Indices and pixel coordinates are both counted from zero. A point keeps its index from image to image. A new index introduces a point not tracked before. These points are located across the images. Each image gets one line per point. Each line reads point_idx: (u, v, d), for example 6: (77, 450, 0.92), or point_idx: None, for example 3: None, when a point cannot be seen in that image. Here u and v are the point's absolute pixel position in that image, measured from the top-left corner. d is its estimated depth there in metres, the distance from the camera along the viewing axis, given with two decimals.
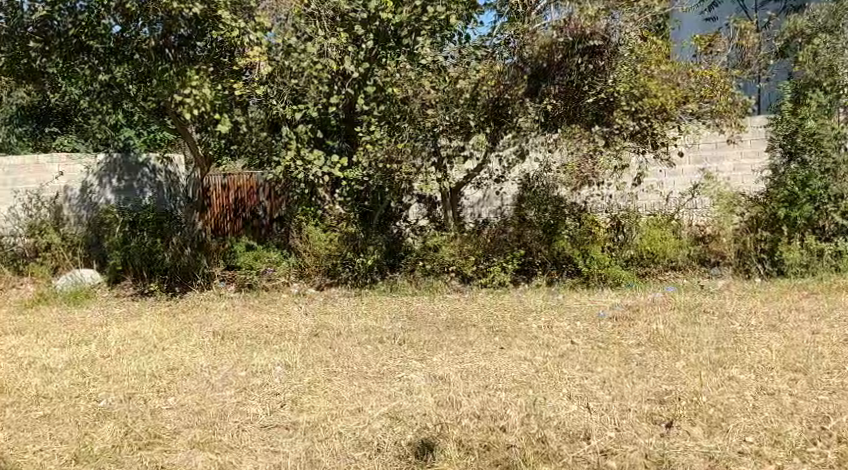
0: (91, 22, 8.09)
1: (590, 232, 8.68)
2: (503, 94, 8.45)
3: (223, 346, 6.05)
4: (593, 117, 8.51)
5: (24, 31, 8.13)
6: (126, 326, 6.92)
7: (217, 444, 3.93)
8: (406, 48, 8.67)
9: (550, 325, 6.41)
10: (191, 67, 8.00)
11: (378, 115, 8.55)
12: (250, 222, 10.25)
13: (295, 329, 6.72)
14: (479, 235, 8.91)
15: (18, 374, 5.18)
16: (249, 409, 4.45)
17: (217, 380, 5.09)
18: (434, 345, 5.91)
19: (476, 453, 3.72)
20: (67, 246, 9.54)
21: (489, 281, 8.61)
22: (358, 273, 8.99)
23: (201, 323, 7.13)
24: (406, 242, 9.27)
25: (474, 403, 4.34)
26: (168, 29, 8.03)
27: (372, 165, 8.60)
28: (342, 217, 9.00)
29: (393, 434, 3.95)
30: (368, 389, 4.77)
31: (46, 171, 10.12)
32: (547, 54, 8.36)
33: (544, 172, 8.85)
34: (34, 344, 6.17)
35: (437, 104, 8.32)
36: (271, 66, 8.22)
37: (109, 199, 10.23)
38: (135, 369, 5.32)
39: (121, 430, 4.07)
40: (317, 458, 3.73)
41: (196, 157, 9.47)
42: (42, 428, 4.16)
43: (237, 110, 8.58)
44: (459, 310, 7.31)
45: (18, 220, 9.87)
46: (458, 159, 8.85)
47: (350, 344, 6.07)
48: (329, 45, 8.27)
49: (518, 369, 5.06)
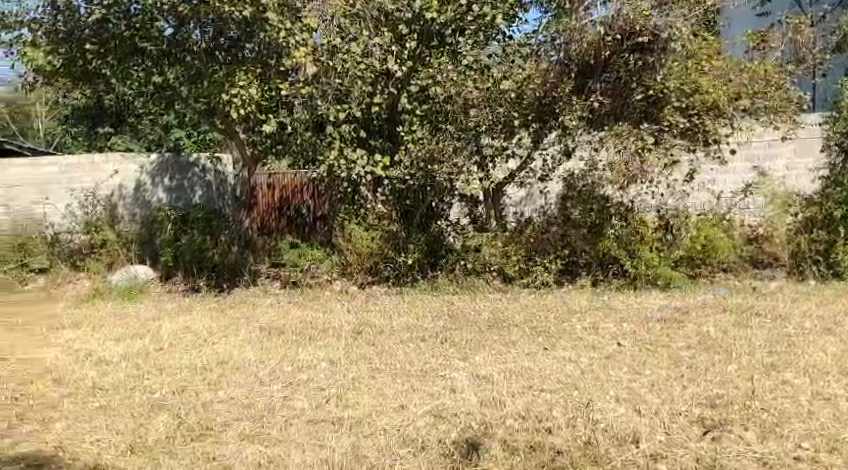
0: (145, 25, 8.24)
1: (637, 232, 8.57)
2: (549, 92, 8.32)
3: (270, 342, 6.15)
4: (642, 115, 8.41)
5: (81, 33, 8.43)
6: (177, 320, 7.08)
7: (266, 437, 3.99)
8: (450, 47, 8.63)
9: (596, 327, 6.34)
10: (239, 68, 8.23)
11: (421, 114, 8.60)
12: (295, 220, 10.41)
13: (339, 326, 6.79)
14: (521, 234, 8.80)
15: (75, 366, 5.33)
16: (296, 404, 4.51)
17: (265, 374, 5.17)
18: (476, 345, 5.89)
19: (522, 453, 3.67)
20: (122, 243, 9.84)
21: (531, 281, 8.59)
22: (400, 271, 9.03)
23: (248, 319, 7.24)
24: (446, 240, 9.19)
25: (518, 404, 4.33)
26: (219, 30, 8.22)
27: (413, 165, 8.67)
28: (384, 216, 9.09)
29: (438, 432, 3.95)
30: (412, 387, 4.79)
31: (101, 170, 10.41)
32: (593, 50, 8.26)
33: (591, 170, 8.78)
34: (91, 337, 6.35)
35: (479, 104, 8.34)
36: (316, 66, 8.46)
37: (161, 198, 10.44)
38: (187, 362, 5.45)
39: (174, 422, 4.18)
40: (363, 454, 3.70)
41: (244, 156, 9.61)
42: (98, 418, 4.27)
43: (284, 110, 8.69)
44: (501, 310, 7.28)
45: (74, 218, 10.08)
46: (500, 158, 8.83)
47: (393, 341, 6.10)
48: (375, 44, 8.44)
49: (563, 370, 5.03)
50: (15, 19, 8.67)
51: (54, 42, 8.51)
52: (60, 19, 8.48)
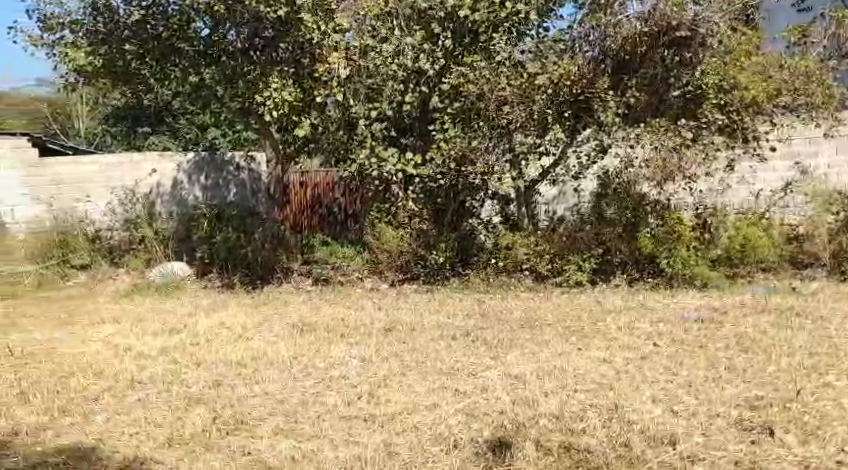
0: (183, 26, 8.37)
1: (674, 230, 8.41)
2: (585, 89, 8.17)
3: (302, 338, 6.19)
4: (679, 110, 8.35)
5: (120, 34, 8.58)
6: (212, 316, 7.17)
7: (299, 432, 4.01)
8: (483, 45, 8.58)
9: (631, 327, 6.27)
10: (274, 69, 8.34)
11: (452, 112, 8.50)
12: (326, 218, 10.76)
13: (371, 323, 6.81)
14: (553, 233, 8.71)
15: (115, 360, 5.43)
16: (328, 400, 4.52)
17: (298, 370, 5.20)
18: (508, 344, 5.86)
19: (555, 454, 3.62)
20: (160, 239, 9.86)
21: (564, 281, 8.49)
22: (431, 270, 9.00)
23: (281, 315, 7.31)
24: (478, 239, 9.09)
25: (552, 403, 4.29)
26: (254, 31, 8.31)
27: (445, 163, 8.58)
28: (414, 215, 9.06)
29: (470, 431, 3.93)
30: (443, 385, 4.78)
31: (141, 169, 10.81)
32: (630, 47, 8.15)
33: (627, 168, 8.66)
34: (130, 331, 6.47)
35: (512, 101, 8.20)
36: (349, 66, 8.40)
37: (197, 196, 10.87)
38: (222, 357, 5.52)
39: (210, 415, 4.23)
40: (395, 451, 3.71)
41: (276, 155, 9.69)
42: (137, 411, 4.34)
43: (316, 109, 8.73)
44: (533, 309, 7.23)
45: (114, 216, 10.30)
46: (533, 156, 8.71)
47: (424, 339, 6.10)
48: (406, 44, 8.46)
49: (597, 370, 4.97)
50: (54, 20, 8.77)
51: (93, 43, 8.66)
52: (100, 19, 8.61)
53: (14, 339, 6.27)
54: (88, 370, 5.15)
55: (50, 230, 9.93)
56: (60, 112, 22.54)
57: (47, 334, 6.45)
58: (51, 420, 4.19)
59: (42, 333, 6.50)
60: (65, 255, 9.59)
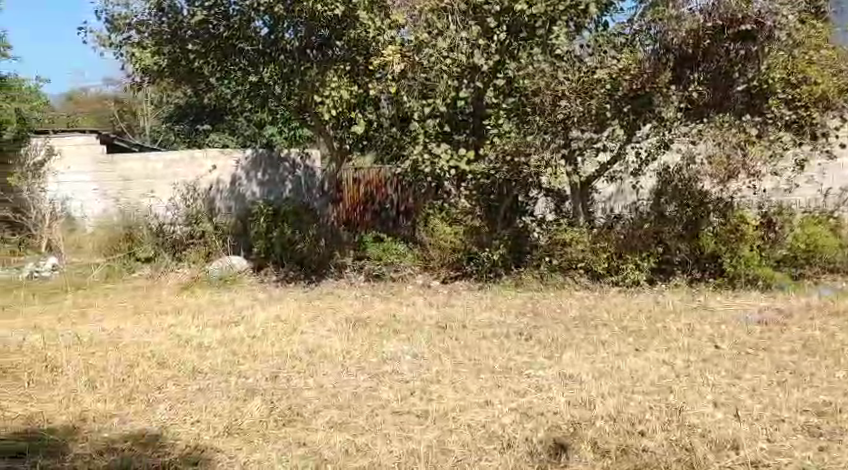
0: (243, 26, 8.53)
1: (737, 229, 8.13)
2: (647, 82, 7.97)
3: (356, 333, 6.23)
4: (744, 107, 8.16)
5: (184, 35, 8.80)
6: (269, 309, 7.29)
7: (353, 425, 4.04)
8: (540, 39, 8.36)
9: (690, 328, 6.11)
10: (332, 66, 8.45)
11: (507, 108, 8.35)
12: (379, 214, 10.73)
13: (423, 320, 6.80)
14: (610, 233, 8.50)
15: (178, 350, 5.57)
16: (380, 395, 4.53)
17: (351, 364, 5.24)
18: (563, 343, 5.78)
19: (613, 456, 3.53)
20: (219, 234, 10.07)
21: (621, 280, 8.30)
22: (483, 268, 8.93)
23: (336, 309, 7.38)
24: (531, 238, 8.96)
25: (608, 405, 4.20)
26: (310, 29, 8.40)
27: (499, 158, 8.44)
28: (468, 211, 9.02)
29: (524, 431, 3.87)
30: (496, 383, 4.74)
31: (202, 165, 11.33)
32: (694, 40, 7.97)
33: (688, 164, 8.50)
34: (190, 323, 6.63)
35: (569, 95, 8.00)
36: (404, 62, 8.20)
37: (255, 192, 11.24)
38: (280, 350, 5.61)
39: (267, 406, 4.29)
40: (448, 448, 3.68)
41: (332, 151, 9.80)
42: (197, 400, 4.43)
43: (370, 106, 8.74)
44: (589, 308, 7.11)
45: (177, 210, 10.67)
46: (589, 152, 8.74)
47: (477, 337, 6.07)
48: (462, 38, 8.24)
49: (657, 372, 4.85)
50: (123, 21, 9.03)
51: (157, 42, 8.90)
52: (165, 20, 8.81)
53: (82, 328, 6.47)
54: (151, 360, 5.28)
55: (117, 223, 10.33)
56: (125, 111, 23.31)
57: (112, 324, 6.64)
58: (117, 407, 4.30)
59: (107, 323, 6.70)
60: (131, 249, 9.96)
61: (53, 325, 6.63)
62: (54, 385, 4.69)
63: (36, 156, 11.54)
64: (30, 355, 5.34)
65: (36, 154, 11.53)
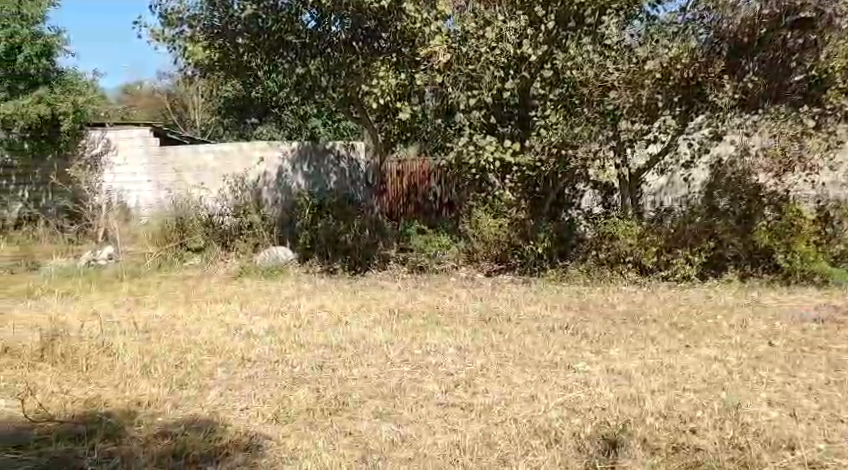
0: (291, 19, 8.61)
1: (793, 223, 7.92)
2: (699, 72, 7.91)
3: (400, 325, 6.24)
4: (801, 97, 8.01)
5: (234, 29, 8.91)
6: (314, 299, 7.38)
7: (397, 416, 4.05)
8: (590, 28, 8.25)
9: (744, 325, 5.95)
10: (376, 59, 8.46)
11: (555, 99, 8.27)
12: (422, 205, 10.93)
13: (466, 312, 6.80)
14: (661, 227, 8.35)
15: (227, 339, 5.66)
16: (425, 387, 4.53)
17: (395, 355, 5.27)
18: (611, 338, 5.70)
19: (664, 453, 3.47)
20: (266, 226, 10.16)
21: (671, 274, 8.18)
22: (527, 260, 8.89)
23: (380, 301, 7.42)
24: (578, 231, 8.82)
25: (659, 402, 4.13)
26: (356, 22, 8.44)
27: (544, 150, 8.37)
28: (512, 204, 8.88)
29: (572, 427, 3.82)
30: (542, 378, 4.70)
31: (251, 158, 11.56)
32: (748, 28, 7.93)
33: (742, 156, 8.29)
34: (239, 311, 6.76)
35: (619, 86, 7.97)
36: (449, 53, 8.17)
37: (300, 183, 11.36)
38: (324, 339, 5.67)
39: (313, 396, 4.33)
40: (494, 441, 3.65)
41: (376, 143, 9.85)
42: (247, 387, 4.50)
43: (415, 98, 8.68)
44: (637, 304, 6.99)
45: (227, 202, 10.78)
46: (640, 143, 8.51)
47: (521, 330, 6.02)
48: (509, 29, 8.04)
49: (708, 369, 4.75)
50: (175, 16, 9.15)
51: (209, 37, 9.05)
52: (216, 14, 8.89)
53: (137, 315, 6.64)
54: (202, 347, 5.39)
55: (170, 214, 10.45)
56: (176, 104, 24.01)
57: (165, 311, 6.80)
58: (171, 392, 4.40)
59: (161, 310, 6.86)
60: (183, 239, 10.13)
61: (110, 311, 6.82)
62: (112, 368, 4.81)
63: (94, 149, 12.10)
64: (89, 339, 5.49)
65: (94, 147, 12.07)
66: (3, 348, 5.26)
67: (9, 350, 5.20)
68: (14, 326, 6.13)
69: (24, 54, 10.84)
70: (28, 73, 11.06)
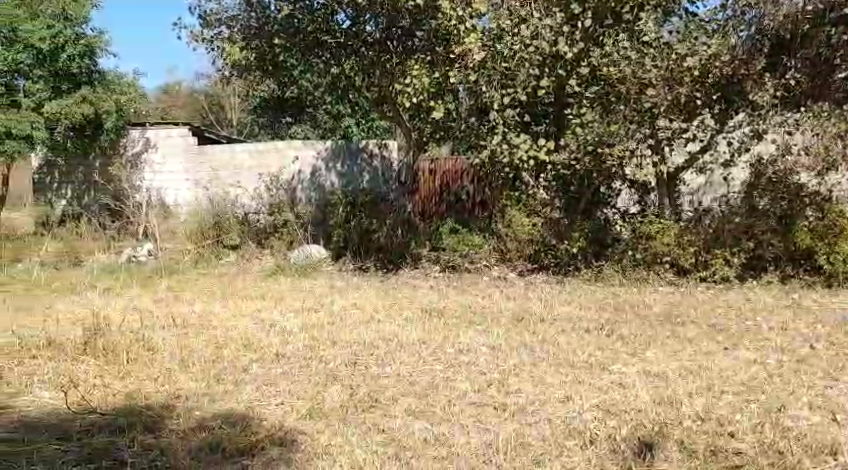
0: (327, 19, 8.65)
1: (835, 224, 7.75)
2: (739, 70, 7.81)
3: (432, 324, 6.24)
4: (844, 95, 8.04)
5: (270, 29, 8.95)
6: (347, 297, 7.42)
7: (430, 414, 4.05)
8: (626, 25, 8.16)
9: (784, 328, 5.83)
10: (411, 58, 8.50)
11: (591, 97, 8.16)
12: (454, 204, 10.77)
13: (499, 312, 6.78)
14: (699, 227, 8.25)
15: (263, 335, 5.73)
16: (458, 385, 4.53)
17: (427, 354, 5.27)
18: (647, 339, 5.62)
19: (701, 456, 3.42)
20: (300, 224, 10.25)
21: (709, 275, 8.06)
22: (561, 259, 8.84)
23: (412, 299, 7.43)
24: (613, 230, 8.71)
25: (696, 405, 4.06)
26: (391, 21, 8.46)
27: (580, 149, 8.26)
28: (546, 203, 8.88)
29: (607, 428, 3.77)
30: (576, 378, 4.66)
31: (286, 156, 11.81)
32: (791, 24, 7.91)
33: (783, 155, 8.11)
34: (273, 308, 6.83)
35: (657, 83, 7.79)
36: (484, 52, 8.26)
37: (334, 182, 11.52)
38: (357, 337, 5.70)
39: (346, 392, 4.35)
40: (527, 442, 3.63)
41: (410, 141, 9.91)
42: (281, 383, 4.54)
43: (449, 96, 8.73)
44: (673, 305, 6.89)
45: (262, 200, 10.97)
46: (678, 141, 8.38)
47: (555, 330, 5.98)
48: (545, 26, 7.97)
49: (747, 372, 4.66)
50: (214, 17, 9.34)
51: (246, 37, 9.14)
52: (253, 15, 8.98)
53: (175, 311, 6.75)
54: (238, 343, 5.46)
55: (206, 212, 10.57)
56: (213, 104, 24.44)
57: (202, 307, 6.90)
58: (208, 386, 4.46)
59: (198, 306, 6.96)
60: (219, 237, 10.27)
61: (149, 307, 6.95)
62: (151, 363, 4.89)
63: (135, 147, 12.47)
64: (129, 333, 5.60)
65: (134, 146, 12.45)
66: (47, 342, 5.38)
67: (52, 344, 5.32)
68: (58, 321, 6.28)
69: (68, 53, 11.09)
70: (72, 73, 11.31)
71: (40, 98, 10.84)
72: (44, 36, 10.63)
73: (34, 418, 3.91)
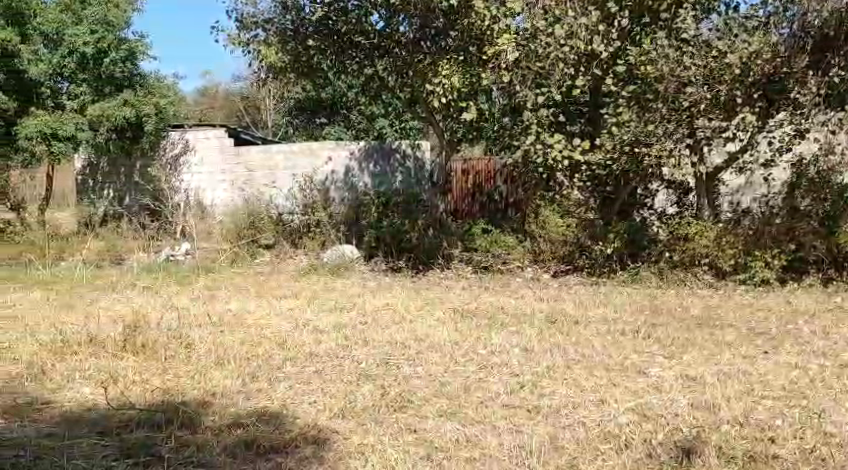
0: (361, 19, 8.74)
1: None
2: (781, 68, 7.74)
3: (464, 325, 6.21)
4: None
5: (305, 31, 9.06)
6: (380, 297, 7.43)
7: (463, 415, 4.03)
8: (665, 23, 8.07)
9: (826, 332, 5.68)
10: (444, 58, 8.43)
11: (627, 96, 7.99)
12: (486, 204, 10.83)
13: (532, 313, 6.73)
14: (738, 227, 8.11)
15: (296, 333, 5.77)
16: (490, 387, 4.50)
17: (459, 355, 5.25)
18: (684, 342, 5.53)
19: (741, 462, 3.34)
20: (333, 223, 10.35)
21: (749, 278, 7.84)
22: (596, 260, 8.69)
23: (444, 300, 7.41)
24: (651, 232, 8.62)
25: (735, 409, 3.98)
26: (425, 21, 8.47)
27: (616, 148, 8.12)
28: (581, 203, 8.87)
29: (643, 432, 3.70)
30: (611, 381, 4.60)
31: (319, 156, 11.94)
32: (836, 22, 7.54)
33: (826, 155, 8.01)
34: (307, 307, 6.87)
35: (697, 81, 7.67)
36: (519, 50, 8.07)
37: (367, 182, 11.59)
38: (389, 337, 5.71)
39: (378, 392, 4.35)
40: (561, 445, 3.58)
41: (442, 142, 9.88)
42: (315, 382, 4.56)
43: (482, 97, 8.71)
44: (712, 307, 6.76)
45: (296, 201, 11.04)
46: (718, 141, 8.26)
47: (589, 332, 5.92)
48: (580, 25, 7.88)
49: (787, 377, 4.56)
50: (251, 20, 9.37)
51: (280, 39, 9.20)
52: (289, 17, 9.05)
53: (211, 309, 6.82)
54: (273, 341, 5.50)
55: (242, 210, 10.82)
56: (250, 105, 24.76)
57: (238, 305, 6.98)
58: (244, 384, 4.50)
59: (234, 304, 7.03)
60: (255, 237, 10.37)
61: (186, 305, 7.04)
62: (189, 360, 4.96)
63: (174, 150, 12.65)
64: (167, 331, 5.68)
65: (174, 147, 12.63)
66: (88, 338, 5.48)
67: (95, 340, 5.42)
68: (99, 318, 6.40)
69: (110, 57, 11.26)
70: (114, 76, 11.46)
71: (84, 101, 11.09)
72: (88, 40, 10.99)
73: (75, 413, 3.99)
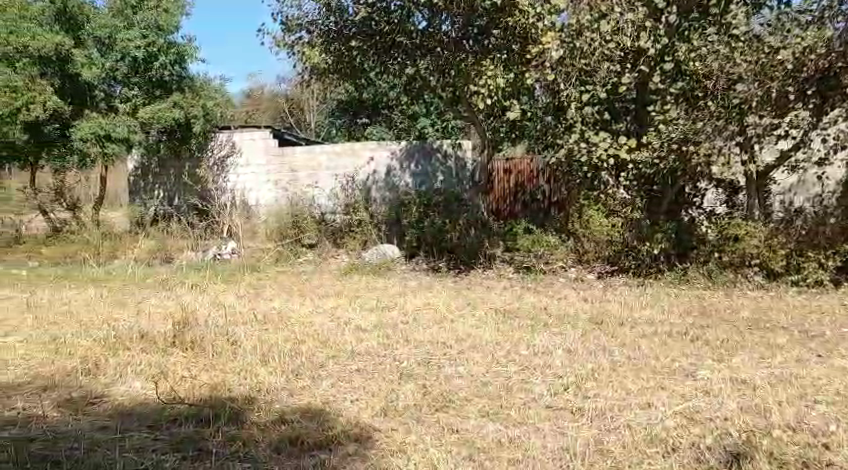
0: (404, 19, 8.68)
1: None
2: (836, 62, 7.41)
3: (507, 325, 6.17)
4: None
5: (349, 32, 9.11)
6: (422, 297, 7.43)
7: (505, 416, 4.00)
8: (715, 18, 7.90)
9: None
10: (487, 57, 8.40)
11: (675, 93, 7.90)
12: (528, 204, 10.88)
13: (576, 314, 6.65)
14: (790, 227, 7.87)
15: (338, 332, 5.80)
16: (533, 388, 4.45)
17: (501, 355, 5.21)
18: (733, 345, 5.41)
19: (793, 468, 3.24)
20: (374, 223, 10.40)
21: (801, 280, 7.68)
22: (642, 261, 8.55)
23: (486, 300, 7.38)
24: (698, 231, 8.43)
25: (786, 414, 3.86)
26: (468, 20, 8.42)
27: (664, 147, 7.95)
28: (627, 202, 8.53)
29: (691, 436, 3.62)
30: (659, 384, 4.51)
31: (361, 156, 12.01)
32: None
33: None
34: (350, 306, 6.90)
35: (747, 77, 7.53)
36: (563, 47, 7.89)
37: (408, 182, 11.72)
38: (431, 337, 5.70)
39: (420, 391, 4.35)
40: (606, 448, 3.52)
41: (483, 142, 9.92)
42: (357, 380, 4.58)
43: (525, 96, 8.64)
44: (763, 310, 6.59)
45: (338, 201, 11.23)
46: (769, 138, 8.02)
47: (635, 334, 5.83)
48: (626, 21, 7.74)
49: (842, 382, 4.40)
50: (295, 22, 9.45)
51: (323, 39, 9.29)
52: (333, 18, 9.13)
53: (256, 307, 6.90)
54: (316, 339, 5.54)
55: (285, 209, 10.96)
56: (294, 106, 25.02)
57: (282, 304, 7.06)
58: (288, 381, 4.54)
59: (278, 303, 7.11)
60: (298, 236, 10.49)
61: (232, 303, 7.14)
62: (235, 357, 5.03)
63: (221, 151, 12.85)
64: (214, 328, 5.77)
65: (220, 149, 12.83)
66: (139, 334, 5.60)
67: (145, 336, 5.53)
68: (149, 315, 6.54)
69: (160, 60, 11.53)
70: (164, 79, 11.77)
71: (135, 103, 11.39)
72: (139, 44, 11.18)
73: (126, 407, 4.08)
